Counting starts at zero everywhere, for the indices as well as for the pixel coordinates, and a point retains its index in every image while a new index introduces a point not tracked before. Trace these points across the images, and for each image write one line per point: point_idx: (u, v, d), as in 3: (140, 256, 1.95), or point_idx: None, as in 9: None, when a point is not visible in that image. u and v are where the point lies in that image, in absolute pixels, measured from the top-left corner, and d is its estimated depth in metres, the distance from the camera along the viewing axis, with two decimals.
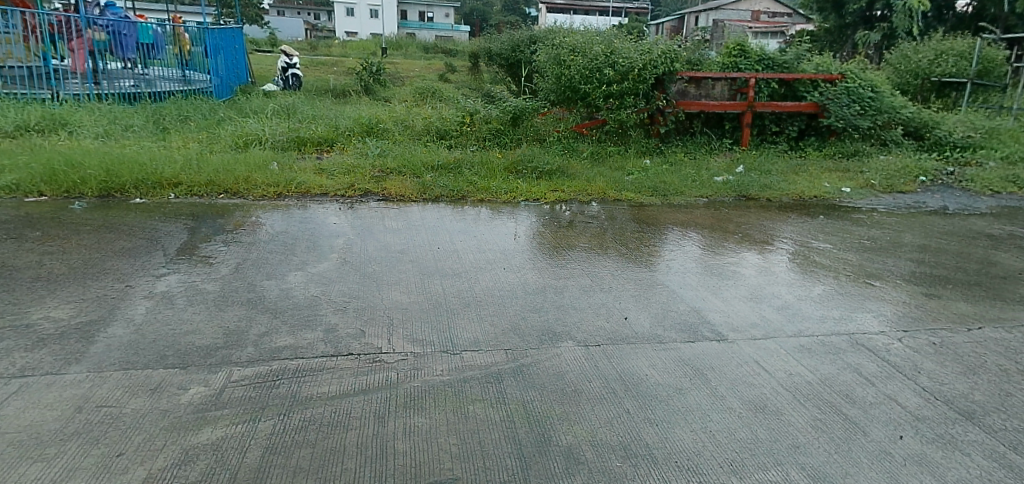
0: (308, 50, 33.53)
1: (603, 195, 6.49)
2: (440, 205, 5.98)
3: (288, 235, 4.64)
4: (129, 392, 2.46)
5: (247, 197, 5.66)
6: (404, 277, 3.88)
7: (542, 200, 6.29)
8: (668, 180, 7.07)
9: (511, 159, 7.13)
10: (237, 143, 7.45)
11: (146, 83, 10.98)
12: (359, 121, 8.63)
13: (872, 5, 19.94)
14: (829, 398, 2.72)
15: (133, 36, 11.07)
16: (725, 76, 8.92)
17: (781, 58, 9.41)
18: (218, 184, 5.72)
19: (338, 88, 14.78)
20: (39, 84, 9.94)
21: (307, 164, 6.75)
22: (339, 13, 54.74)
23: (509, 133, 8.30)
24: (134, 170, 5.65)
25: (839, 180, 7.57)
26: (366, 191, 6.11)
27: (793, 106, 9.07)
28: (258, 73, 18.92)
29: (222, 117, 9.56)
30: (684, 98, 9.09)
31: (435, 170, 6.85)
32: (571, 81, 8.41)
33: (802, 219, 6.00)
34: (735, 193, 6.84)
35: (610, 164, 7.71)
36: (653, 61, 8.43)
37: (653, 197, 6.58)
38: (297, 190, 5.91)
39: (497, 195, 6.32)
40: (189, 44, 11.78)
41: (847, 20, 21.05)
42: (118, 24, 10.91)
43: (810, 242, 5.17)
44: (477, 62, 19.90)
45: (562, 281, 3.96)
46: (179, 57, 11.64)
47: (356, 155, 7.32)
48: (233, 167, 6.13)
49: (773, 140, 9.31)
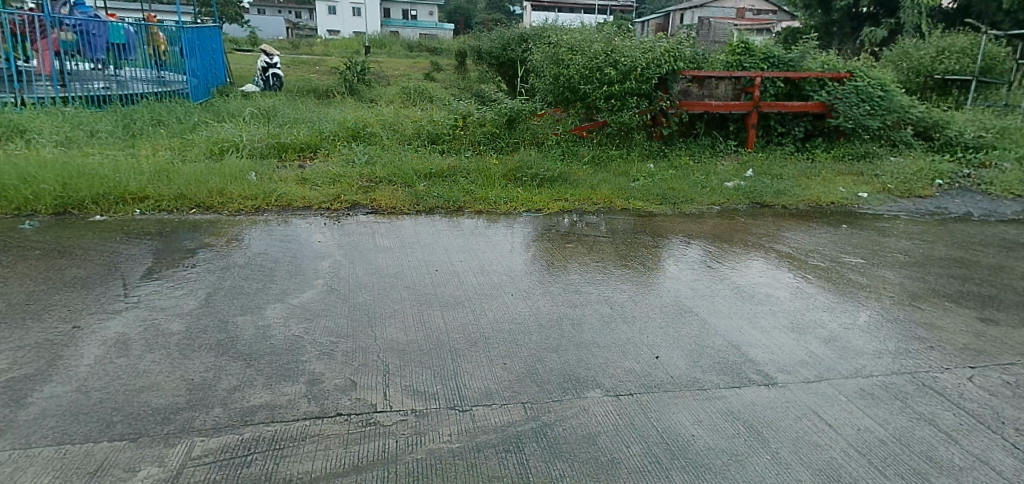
0: (291, 49, 32.81)
1: (609, 204, 6.05)
2: (435, 218, 5.50)
3: (267, 258, 4.15)
4: (60, 479, 1.97)
5: (222, 212, 5.16)
6: (400, 308, 3.41)
7: (545, 209, 5.84)
8: (677, 186, 6.64)
9: (509, 165, 6.67)
10: (213, 150, 6.93)
11: (119, 85, 10.39)
12: (344, 125, 8.14)
13: (860, 1, 19.76)
14: (911, 463, 2.28)
15: (102, 36, 10.42)
16: (730, 75, 8.52)
17: (787, 56, 9.02)
18: (190, 198, 5.22)
19: (322, 88, 14.24)
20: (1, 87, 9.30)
21: (288, 173, 6.24)
22: (322, 11, 53.89)
23: (505, 136, 7.84)
24: (94, 184, 5.13)
25: (854, 184, 7.19)
26: (354, 203, 5.62)
27: (800, 106, 8.70)
28: (238, 73, 18.31)
29: (197, 121, 9.01)
30: (687, 98, 8.68)
31: (428, 178, 6.38)
32: (570, 81, 7.95)
33: (825, 229, 5.59)
34: (748, 199, 6.43)
35: (613, 169, 7.28)
36: (655, 59, 8.00)
37: (662, 205, 6.15)
38: (279, 203, 5.42)
39: (496, 205, 5.86)
40: (164, 44, 11.39)
41: (835, 16, 20.76)
42: (88, 23, 10.24)
43: (840, 256, 4.75)
44: (463, 60, 19.35)
45: (578, 309, 3.51)
46: (152, 58, 11.13)
47: (342, 162, 6.82)
48: (207, 177, 5.62)
49: (779, 141, 8.94)
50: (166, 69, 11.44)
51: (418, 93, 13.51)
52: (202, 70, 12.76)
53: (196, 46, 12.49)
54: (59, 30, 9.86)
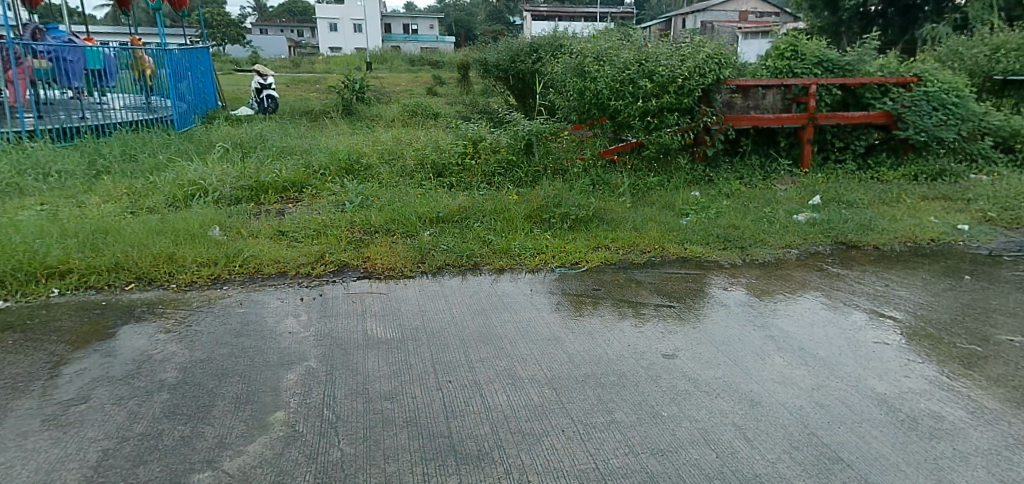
0: (290, 67, 31.93)
1: (661, 251, 4.84)
2: (443, 281, 4.30)
3: (211, 370, 2.98)
4: None
5: (169, 286, 4.03)
6: (395, 476, 2.20)
7: (582, 262, 4.62)
8: (738, 224, 5.42)
9: (533, 203, 5.49)
10: (176, 196, 5.81)
11: (102, 114, 9.43)
12: (336, 157, 7.03)
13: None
14: None
15: (79, 62, 9.23)
16: (781, 83, 7.29)
17: (843, 59, 7.74)
18: (130, 269, 4.12)
19: (319, 109, 13.15)
20: None
21: (261, 223, 5.08)
22: (321, 29, 53.26)
23: (524, 165, 6.65)
24: (2, 258, 4.04)
25: (946, 212, 5.95)
26: (341, 264, 4.44)
27: (862, 116, 7.46)
28: (231, 96, 17.26)
29: (171, 156, 7.92)
30: (730, 111, 7.47)
31: (435, 224, 5.20)
32: (598, 96, 6.73)
33: (943, 281, 4.34)
34: (829, 238, 5.21)
35: (655, 201, 6.09)
36: (697, 67, 6.72)
37: (727, 250, 4.93)
38: (244, 269, 4.26)
39: (520, 259, 4.65)
40: (150, 68, 10.31)
41: (842, 17, 19.01)
42: (63, 48, 9.02)
43: (991, 331, 3.51)
44: (464, 73, 18.13)
45: (669, 460, 2.29)
46: (140, 82, 10.06)
47: (331, 206, 5.67)
48: (156, 239, 4.50)
49: (839, 158, 7.72)
50: (154, 94, 10.39)
51: (419, 112, 12.32)
52: (189, 93, 11.74)
53: (183, 68, 11.51)
54: (33, 56, 8.67)
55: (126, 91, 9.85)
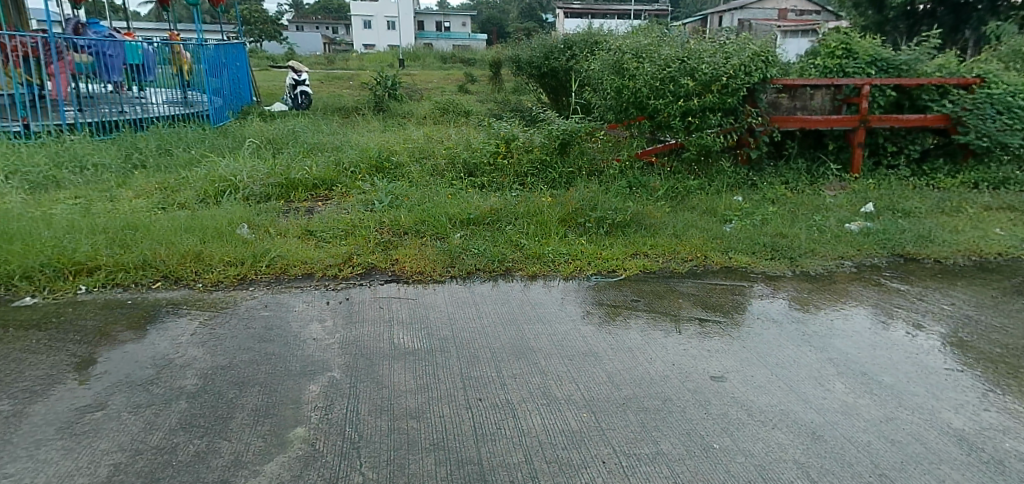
0: (324, 64, 32.19)
1: (704, 260, 4.59)
2: (474, 287, 4.11)
3: (232, 378, 2.84)
4: None
5: (195, 285, 3.92)
6: None
7: (621, 270, 4.39)
8: (786, 232, 5.13)
9: (569, 206, 5.27)
10: (206, 192, 5.73)
11: (141, 109, 9.46)
12: (367, 155, 6.91)
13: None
14: None
15: (119, 57, 9.27)
16: (831, 83, 6.93)
17: (899, 58, 7.34)
18: (157, 267, 4.02)
19: (351, 106, 13.12)
20: (10, 115, 8.35)
21: (290, 222, 4.97)
22: (355, 25, 53.65)
23: (558, 165, 6.42)
24: (30, 253, 3.97)
25: (1011, 224, 5.57)
26: (369, 266, 4.28)
27: (918, 119, 7.07)
28: (265, 91, 17.38)
29: (203, 151, 7.89)
30: (776, 112, 7.13)
31: (466, 226, 5.01)
32: (637, 95, 6.47)
33: (1014, 300, 4.00)
34: (884, 249, 4.89)
35: (696, 206, 5.82)
36: (743, 65, 6.39)
37: (775, 260, 4.65)
38: (271, 269, 4.14)
39: (554, 265, 4.44)
40: (188, 63, 10.34)
41: (888, 15, 18.16)
42: (103, 43, 9.06)
43: None
44: (497, 70, 17.93)
45: None
46: (178, 78, 10.11)
47: (360, 206, 5.53)
48: (183, 236, 4.40)
49: (891, 163, 7.33)
50: (190, 89, 10.44)
51: (451, 110, 12.18)
52: (224, 88, 11.80)
53: (219, 63, 11.57)
54: (74, 51, 8.70)
55: (163, 85, 9.89)
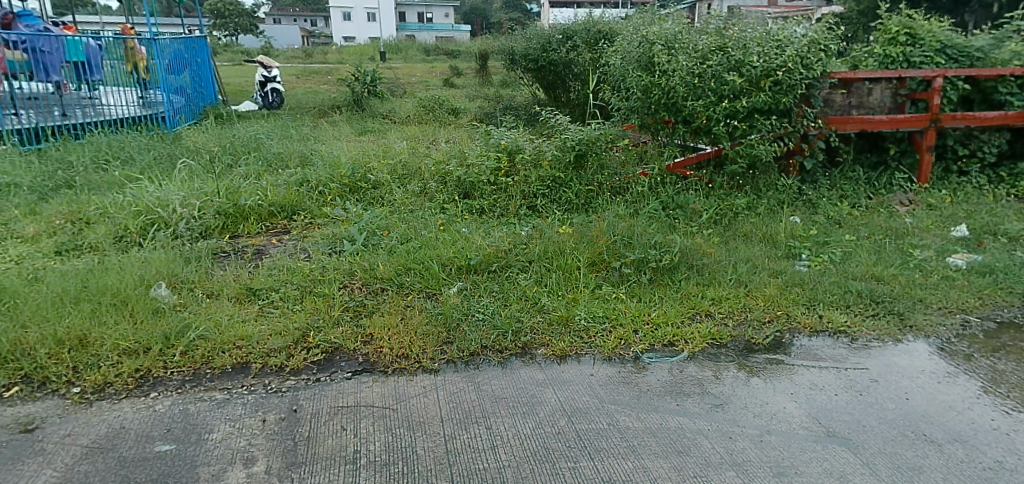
0: (301, 58, 30.55)
1: (787, 323, 3.41)
2: (481, 378, 2.89)
3: None
4: None
5: (69, 393, 2.68)
6: None
7: (679, 343, 3.20)
8: (880, 273, 3.94)
9: (597, 244, 4.06)
10: (127, 228, 4.45)
11: (91, 112, 8.06)
12: (337, 172, 5.63)
13: None
14: None
15: (58, 53, 7.83)
16: (897, 74, 5.73)
17: (972, 44, 6.14)
18: (18, 364, 2.78)
19: (326, 105, 11.77)
20: None
21: (228, 275, 3.72)
22: (336, 18, 51.90)
23: (573, 183, 5.20)
24: None
25: None
26: (331, 348, 3.05)
27: (998, 117, 5.88)
28: (234, 88, 15.92)
29: (144, 167, 6.56)
30: (829, 111, 5.93)
31: (464, 275, 3.79)
32: (669, 94, 5.24)
33: None
34: (1013, 297, 3.72)
35: (751, 234, 4.63)
36: (798, 56, 5.19)
37: (881, 320, 3.47)
38: (188, 359, 2.91)
39: (589, 336, 3.23)
40: (144, 61, 8.96)
41: None
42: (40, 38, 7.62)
43: None
44: (484, 63, 16.57)
45: None
46: (133, 76, 8.72)
47: (324, 245, 4.27)
48: (68, 310, 3.15)
49: (963, 169, 6.13)
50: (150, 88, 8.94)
51: (436, 108, 10.92)
52: (188, 88, 10.43)
53: (180, 60, 10.20)
54: (5, 47, 7.32)
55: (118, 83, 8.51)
